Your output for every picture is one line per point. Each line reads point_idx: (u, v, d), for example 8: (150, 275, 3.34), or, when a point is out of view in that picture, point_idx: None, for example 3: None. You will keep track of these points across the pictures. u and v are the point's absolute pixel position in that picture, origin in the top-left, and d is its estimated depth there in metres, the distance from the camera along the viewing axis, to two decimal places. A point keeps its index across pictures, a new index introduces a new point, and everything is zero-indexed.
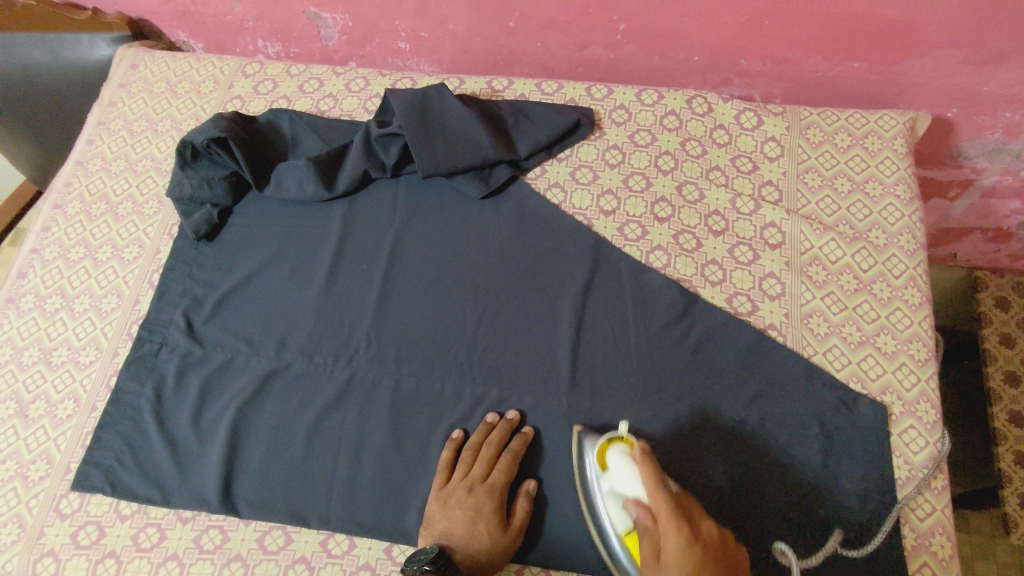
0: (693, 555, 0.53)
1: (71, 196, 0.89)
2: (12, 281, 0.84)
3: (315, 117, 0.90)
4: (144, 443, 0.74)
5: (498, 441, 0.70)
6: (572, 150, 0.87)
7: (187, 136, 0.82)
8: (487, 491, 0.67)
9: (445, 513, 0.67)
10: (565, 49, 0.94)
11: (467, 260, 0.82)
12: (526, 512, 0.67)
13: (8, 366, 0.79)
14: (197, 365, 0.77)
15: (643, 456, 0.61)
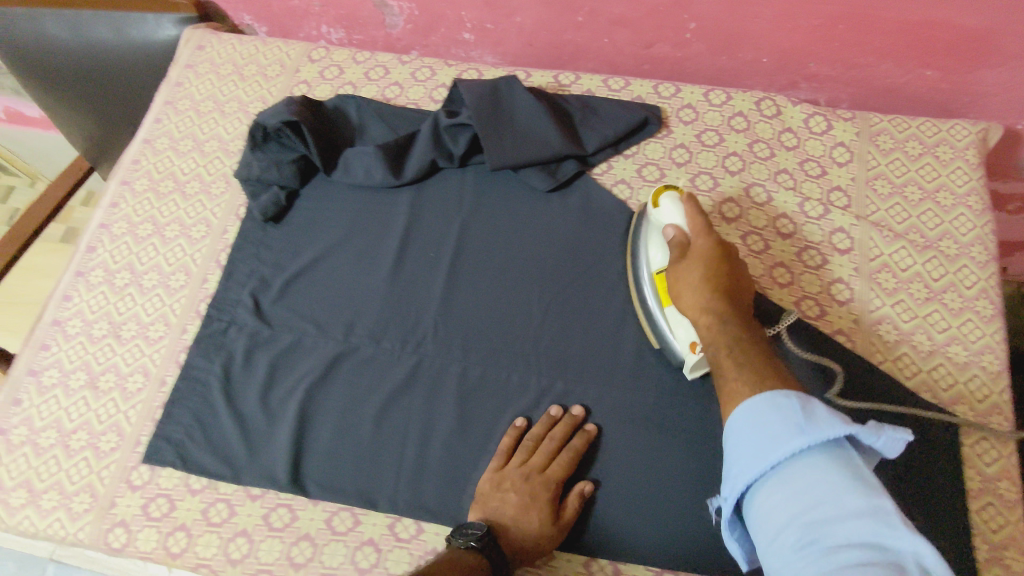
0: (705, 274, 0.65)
1: (139, 173, 0.90)
2: (82, 254, 0.85)
3: (382, 104, 0.90)
4: (213, 420, 0.75)
5: (562, 436, 0.71)
6: (639, 147, 0.87)
7: (260, 119, 0.83)
8: (544, 482, 0.68)
9: (496, 497, 0.67)
10: (632, 46, 0.94)
11: (533, 253, 0.82)
12: (577, 511, 0.67)
13: (77, 338, 0.80)
14: (266, 345, 0.78)
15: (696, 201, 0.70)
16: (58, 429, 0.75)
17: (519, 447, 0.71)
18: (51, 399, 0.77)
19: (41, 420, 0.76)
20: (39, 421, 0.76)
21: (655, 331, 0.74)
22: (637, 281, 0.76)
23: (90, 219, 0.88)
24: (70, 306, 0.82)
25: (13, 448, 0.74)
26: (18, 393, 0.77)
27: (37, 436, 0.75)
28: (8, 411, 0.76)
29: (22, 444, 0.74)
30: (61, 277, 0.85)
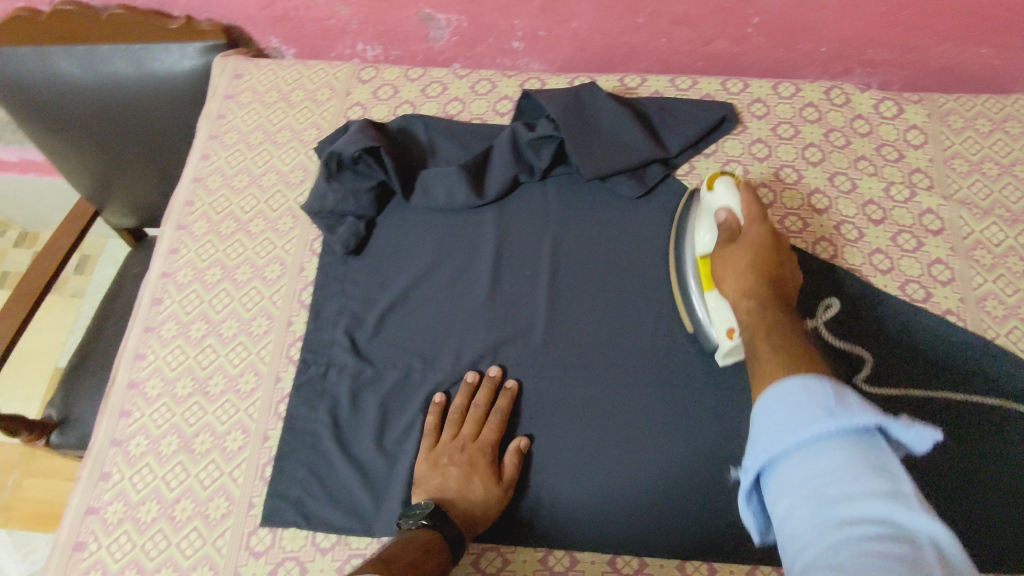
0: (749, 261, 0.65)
1: (196, 215, 0.84)
2: (148, 308, 0.79)
3: (451, 121, 0.86)
4: (329, 470, 0.70)
5: (485, 401, 0.71)
6: (717, 145, 0.86)
7: (334, 148, 0.78)
8: (478, 449, 0.68)
9: (434, 470, 0.67)
10: (691, 44, 0.93)
11: (632, 261, 0.79)
12: (516, 467, 0.68)
13: (161, 400, 0.74)
14: (371, 385, 0.74)
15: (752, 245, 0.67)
16: (158, 500, 0.69)
17: (456, 411, 0.71)
18: (144, 469, 0.71)
19: (137, 492, 0.69)
20: (135, 494, 0.69)
21: (685, 297, 0.73)
22: (687, 270, 0.74)
23: (149, 269, 0.82)
24: (145, 366, 0.76)
25: (111, 527, 0.68)
26: (105, 466, 0.71)
27: (136, 511, 0.69)
28: (97, 487, 0.70)
29: (120, 521, 0.68)
30: (128, 335, 0.78)
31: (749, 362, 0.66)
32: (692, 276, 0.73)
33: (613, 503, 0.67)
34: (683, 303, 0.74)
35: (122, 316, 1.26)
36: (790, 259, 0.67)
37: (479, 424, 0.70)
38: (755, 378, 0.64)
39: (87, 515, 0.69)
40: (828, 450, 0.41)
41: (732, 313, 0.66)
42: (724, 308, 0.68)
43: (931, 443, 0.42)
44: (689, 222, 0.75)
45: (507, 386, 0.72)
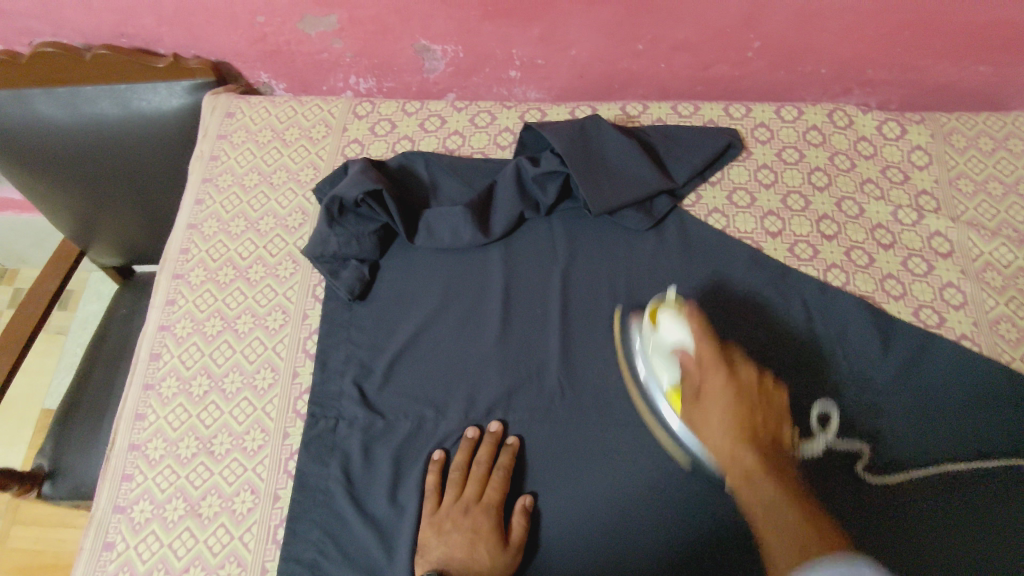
0: (731, 396, 0.66)
1: (192, 263, 0.81)
2: (146, 364, 0.76)
3: (452, 157, 0.84)
4: (344, 528, 0.67)
5: (486, 458, 0.69)
6: (723, 173, 0.85)
7: (336, 192, 0.76)
8: (483, 511, 0.66)
9: (437, 538, 0.65)
10: (690, 69, 0.91)
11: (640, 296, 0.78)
12: (524, 528, 0.66)
13: (165, 462, 0.71)
14: (382, 436, 0.71)
15: (695, 317, 0.70)
16: (166, 570, 0.66)
17: (457, 472, 0.69)
18: (149, 536, 0.68)
19: (144, 562, 0.67)
20: (141, 565, 0.66)
21: (648, 406, 0.71)
22: (630, 360, 0.73)
23: (146, 321, 0.79)
24: (146, 426, 0.73)
25: None
26: (108, 535, 0.68)
27: None
28: (100, 558, 0.67)
29: None
30: (126, 393, 0.75)
31: (706, 425, 0.65)
32: (641, 361, 0.72)
33: (602, 566, 0.65)
34: (639, 395, 0.72)
35: (110, 358, 1.22)
36: (745, 362, 0.69)
37: (482, 484, 0.68)
38: (722, 454, 0.63)
39: None
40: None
41: (694, 373, 0.68)
42: (677, 349, 0.69)
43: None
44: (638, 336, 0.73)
45: (508, 441, 0.70)
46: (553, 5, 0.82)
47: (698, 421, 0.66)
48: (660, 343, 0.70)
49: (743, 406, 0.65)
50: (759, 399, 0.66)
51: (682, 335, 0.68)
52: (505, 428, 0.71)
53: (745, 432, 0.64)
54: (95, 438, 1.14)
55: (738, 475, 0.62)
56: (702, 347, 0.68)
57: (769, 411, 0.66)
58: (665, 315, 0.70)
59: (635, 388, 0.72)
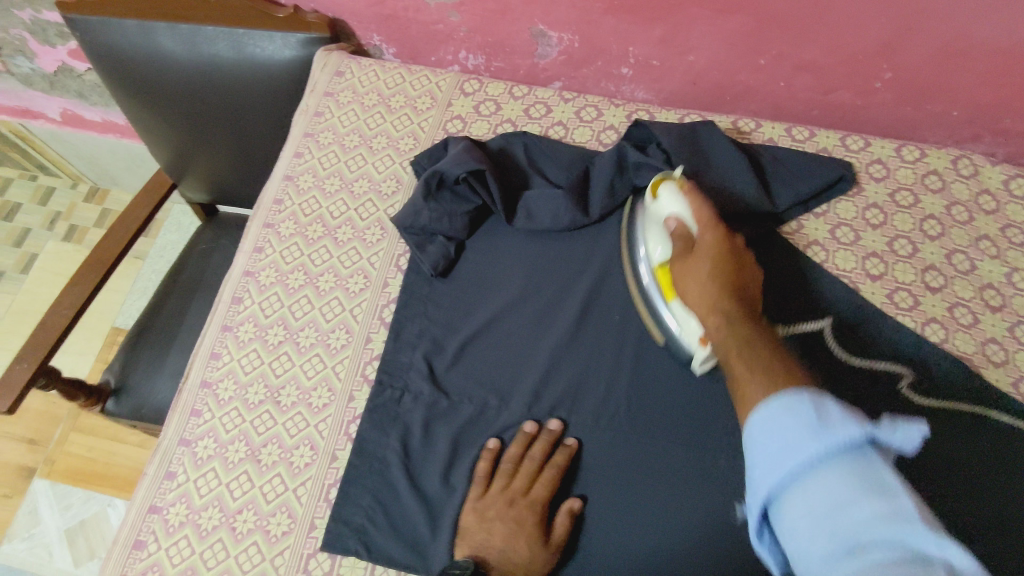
0: (715, 251, 0.61)
1: (284, 214, 0.82)
2: (227, 306, 0.78)
3: (563, 145, 0.83)
4: (394, 499, 0.67)
5: (541, 455, 0.67)
6: (829, 206, 0.81)
7: (438, 167, 0.76)
8: (527, 506, 0.65)
9: (478, 528, 0.64)
10: (811, 91, 0.87)
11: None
12: (567, 529, 0.64)
13: (233, 404, 0.72)
14: (444, 415, 0.71)
15: (696, 192, 0.68)
16: (221, 508, 0.68)
17: (508, 465, 0.67)
18: (209, 473, 0.69)
19: (201, 497, 0.68)
20: (198, 499, 0.68)
21: (644, 299, 0.71)
22: (638, 284, 0.72)
23: (232, 264, 0.81)
24: (220, 366, 0.75)
25: (172, 529, 0.67)
26: (171, 464, 0.70)
27: (198, 516, 0.68)
28: (160, 485, 0.69)
29: (181, 525, 0.67)
30: (205, 331, 0.77)
31: (692, 280, 0.61)
32: (651, 290, 0.70)
33: None
34: (656, 322, 0.70)
35: (184, 290, 1.26)
36: (741, 239, 0.64)
37: (532, 480, 0.66)
38: (699, 307, 0.59)
39: (149, 513, 0.68)
40: (823, 476, 0.39)
41: (684, 234, 0.65)
42: (672, 218, 0.67)
43: (920, 441, 0.39)
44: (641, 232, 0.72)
45: (566, 441, 0.68)
46: (681, 7, 0.79)
47: (684, 276, 0.62)
48: (675, 299, 0.66)
49: (727, 260, 0.61)
50: (739, 259, 0.61)
51: (676, 206, 0.67)
52: (562, 425, 0.69)
53: (727, 288, 0.58)
54: (159, 364, 1.19)
55: (718, 331, 0.55)
56: (700, 215, 0.65)
57: (753, 271, 0.62)
58: (665, 187, 0.69)
59: (636, 290, 0.72)
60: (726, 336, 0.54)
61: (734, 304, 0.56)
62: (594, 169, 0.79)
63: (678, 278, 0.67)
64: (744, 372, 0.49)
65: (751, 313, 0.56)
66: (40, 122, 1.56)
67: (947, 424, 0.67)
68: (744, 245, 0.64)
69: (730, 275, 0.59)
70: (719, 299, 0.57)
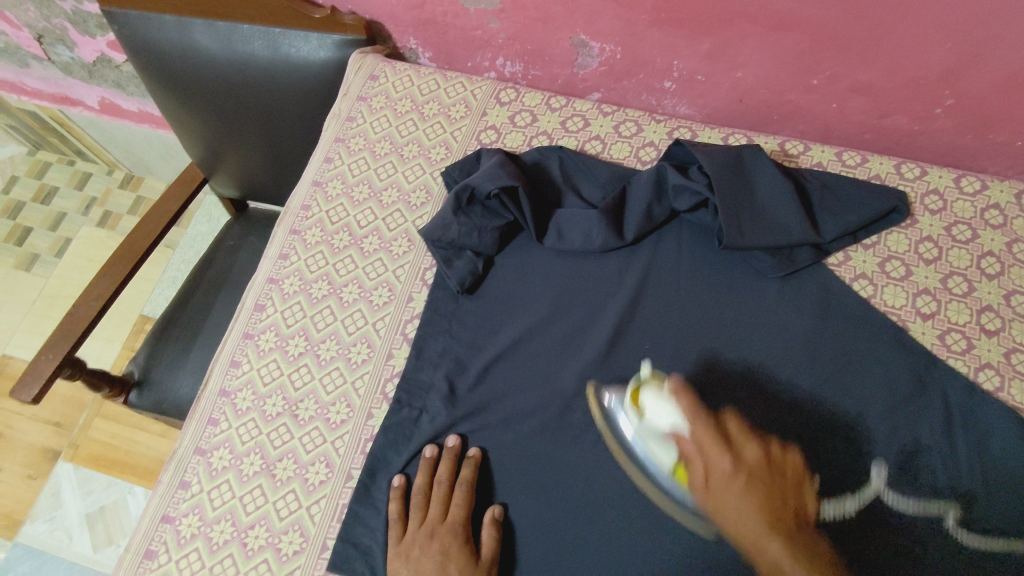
0: (741, 483, 0.53)
1: (311, 221, 0.81)
2: (249, 313, 0.76)
3: (597, 160, 0.80)
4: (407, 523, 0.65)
5: (447, 475, 0.66)
6: (879, 237, 0.77)
7: (470, 180, 0.74)
8: (449, 531, 0.63)
9: (406, 564, 0.62)
10: (865, 114, 0.82)
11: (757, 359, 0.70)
12: (495, 541, 0.62)
13: (251, 415, 0.71)
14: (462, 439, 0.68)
15: (681, 391, 0.59)
16: (233, 522, 0.66)
17: (418, 493, 0.66)
18: (223, 485, 0.68)
19: (213, 509, 0.67)
20: (211, 511, 0.67)
21: (641, 467, 0.63)
22: (614, 433, 0.65)
23: (257, 270, 0.80)
24: (239, 375, 0.73)
25: (183, 541, 0.66)
26: (186, 473, 0.69)
27: (210, 529, 0.66)
28: (174, 495, 0.68)
29: (193, 537, 0.66)
30: (226, 337, 0.76)
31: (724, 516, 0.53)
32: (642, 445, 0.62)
33: None
34: (643, 473, 0.63)
35: (210, 285, 1.26)
36: (788, 447, 0.57)
37: (444, 503, 0.65)
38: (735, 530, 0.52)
39: (161, 523, 0.67)
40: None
41: (696, 453, 0.56)
42: (668, 435, 0.58)
43: None
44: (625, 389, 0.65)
45: (469, 455, 0.67)
46: (732, 22, 0.75)
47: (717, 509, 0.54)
48: (650, 427, 0.60)
49: (770, 489, 0.53)
50: (777, 477, 0.55)
51: (671, 418, 0.58)
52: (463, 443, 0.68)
53: (778, 513, 0.52)
54: (183, 358, 1.19)
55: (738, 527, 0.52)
56: (698, 429, 0.56)
57: (795, 497, 0.54)
58: (648, 397, 0.60)
59: (608, 429, 0.66)
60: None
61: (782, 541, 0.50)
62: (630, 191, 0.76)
63: (659, 396, 0.60)
64: None
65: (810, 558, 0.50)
66: (80, 109, 1.57)
67: (1002, 478, 0.63)
68: (767, 439, 0.57)
69: (769, 503, 0.53)
70: (762, 537, 0.51)
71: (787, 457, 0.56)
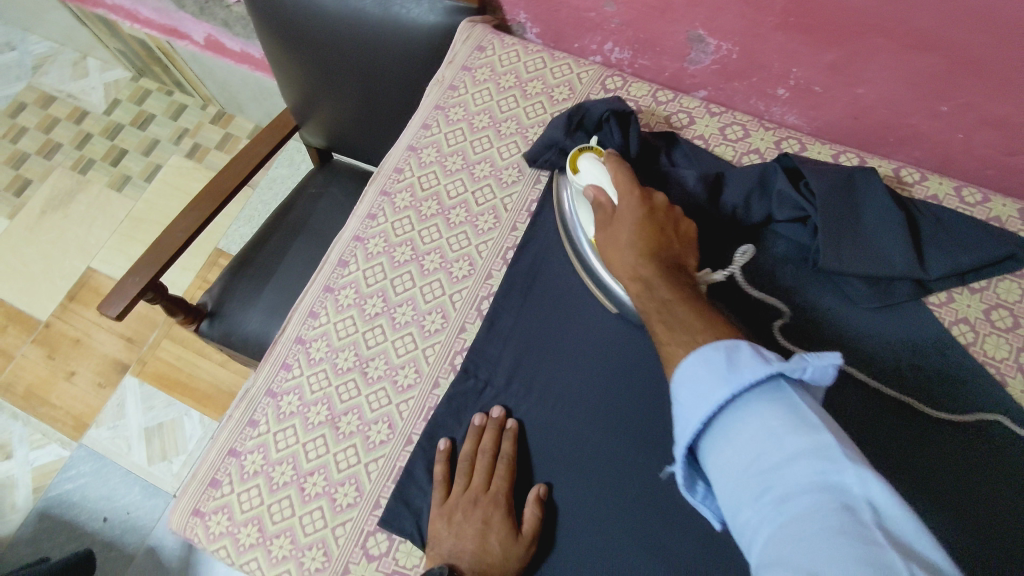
0: (639, 220, 0.62)
1: (402, 184, 0.81)
2: (332, 267, 0.78)
3: (708, 152, 0.79)
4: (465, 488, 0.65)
5: (491, 445, 0.66)
6: (988, 282, 0.72)
7: (583, 104, 0.78)
8: (492, 501, 0.63)
9: (446, 527, 0.63)
10: (992, 149, 0.77)
11: (836, 404, 0.66)
12: (536, 519, 0.62)
13: (323, 367, 0.73)
14: (520, 425, 0.68)
15: (612, 158, 0.69)
16: (294, 466, 0.69)
17: (464, 462, 0.66)
18: (289, 429, 0.70)
19: (278, 450, 0.70)
20: (275, 452, 0.70)
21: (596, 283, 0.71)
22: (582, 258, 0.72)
23: (344, 226, 0.81)
24: (316, 326, 0.75)
25: (245, 476, 0.69)
26: (255, 413, 0.72)
27: (272, 469, 0.69)
28: (243, 430, 0.71)
29: (256, 473, 0.69)
30: (308, 288, 0.78)
31: (610, 241, 0.63)
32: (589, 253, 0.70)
33: None
34: (585, 270, 0.72)
35: (288, 230, 1.30)
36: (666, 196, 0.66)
37: (487, 473, 0.65)
38: (620, 255, 0.62)
39: (228, 455, 0.70)
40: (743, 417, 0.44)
41: (605, 207, 0.66)
42: (591, 188, 0.68)
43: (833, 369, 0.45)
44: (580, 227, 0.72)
45: (508, 427, 0.67)
46: (866, 35, 0.71)
47: (610, 252, 0.63)
48: (580, 185, 0.71)
49: (652, 228, 0.62)
50: (664, 221, 0.63)
51: (596, 175, 0.69)
52: (508, 416, 0.69)
53: (650, 252, 0.60)
54: (254, 297, 1.23)
55: (640, 296, 0.58)
56: (626, 196, 0.64)
57: (675, 234, 0.63)
58: (585, 159, 0.70)
59: (564, 236, 0.75)
60: (664, 317, 0.54)
61: (658, 271, 0.58)
62: (729, 176, 0.75)
63: (592, 159, 0.70)
64: (640, 301, 0.58)
65: (683, 287, 0.57)
66: (185, 43, 1.62)
67: None
68: (669, 204, 0.65)
69: (654, 238, 0.61)
70: (637, 269, 0.60)
71: (682, 221, 0.64)
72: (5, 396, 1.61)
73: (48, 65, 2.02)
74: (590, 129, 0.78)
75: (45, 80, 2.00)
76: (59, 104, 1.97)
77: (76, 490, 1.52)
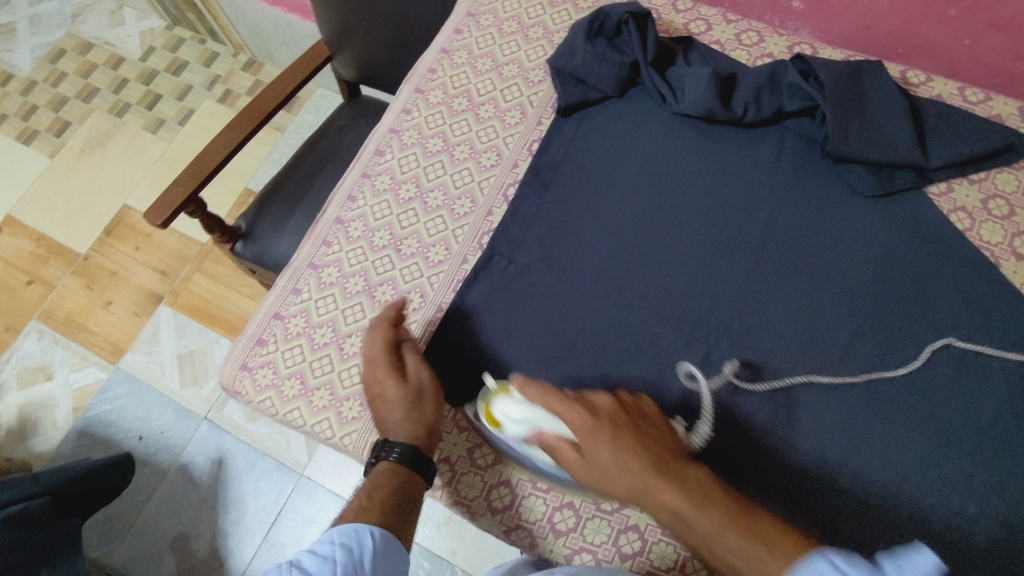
0: (637, 451, 0.56)
1: (435, 83, 0.87)
2: (369, 156, 0.84)
3: (721, 54, 0.82)
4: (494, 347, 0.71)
5: (384, 321, 0.70)
6: (987, 174, 0.76)
7: (603, 10, 0.81)
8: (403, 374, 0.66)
9: (378, 407, 0.67)
10: (998, 54, 0.80)
11: (834, 277, 0.72)
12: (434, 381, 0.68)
13: (360, 243, 0.79)
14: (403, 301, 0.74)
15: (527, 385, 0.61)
16: (334, 328, 0.75)
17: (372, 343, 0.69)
18: (329, 296, 0.76)
19: (319, 315, 0.76)
20: (316, 316, 0.76)
21: (519, 459, 0.65)
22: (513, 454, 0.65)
23: (380, 122, 0.87)
24: (354, 208, 0.81)
25: (289, 336, 0.75)
26: (298, 282, 0.78)
27: (314, 331, 0.75)
28: (287, 297, 0.77)
29: (299, 334, 0.75)
30: (346, 176, 0.84)
31: (608, 479, 0.56)
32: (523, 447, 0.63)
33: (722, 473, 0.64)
34: (529, 467, 0.65)
35: (318, 158, 1.36)
36: (599, 393, 0.60)
37: (390, 348, 0.68)
38: (635, 492, 0.55)
39: (273, 319, 0.76)
40: None
41: (563, 446, 0.58)
42: (527, 435, 0.60)
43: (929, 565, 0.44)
44: (494, 441, 0.65)
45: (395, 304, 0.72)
46: None
47: (617, 489, 0.56)
48: (512, 438, 0.61)
49: (642, 445, 0.57)
50: (644, 433, 0.58)
51: (527, 416, 0.60)
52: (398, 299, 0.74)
53: (675, 478, 0.54)
54: (287, 220, 1.29)
55: (690, 534, 0.53)
56: (576, 417, 0.58)
57: (648, 430, 0.58)
58: (499, 406, 0.61)
59: (472, 417, 0.68)
60: (716, 547, 0.51)
61: (693, 500, 0.53)
62: (741, 76, 0.79)
63: (507, 404, 0.61)
64: (681, 529, 0.54)
65: (727, 497, 0.53)
66: None
67: None
68: (609, 395, 0.61)
69: (649, 461, 0.56)
70: (649, 487, 0.55)
71: (640, 403, 0.61)
72: (47, 322, 1.69)
73: (86, 13, 2.09)
74: (611, 35, 0.82)
75: (83, 28, 2.07)
76: (97, 50, 2.04)
77: (113, 410, 1.60)
